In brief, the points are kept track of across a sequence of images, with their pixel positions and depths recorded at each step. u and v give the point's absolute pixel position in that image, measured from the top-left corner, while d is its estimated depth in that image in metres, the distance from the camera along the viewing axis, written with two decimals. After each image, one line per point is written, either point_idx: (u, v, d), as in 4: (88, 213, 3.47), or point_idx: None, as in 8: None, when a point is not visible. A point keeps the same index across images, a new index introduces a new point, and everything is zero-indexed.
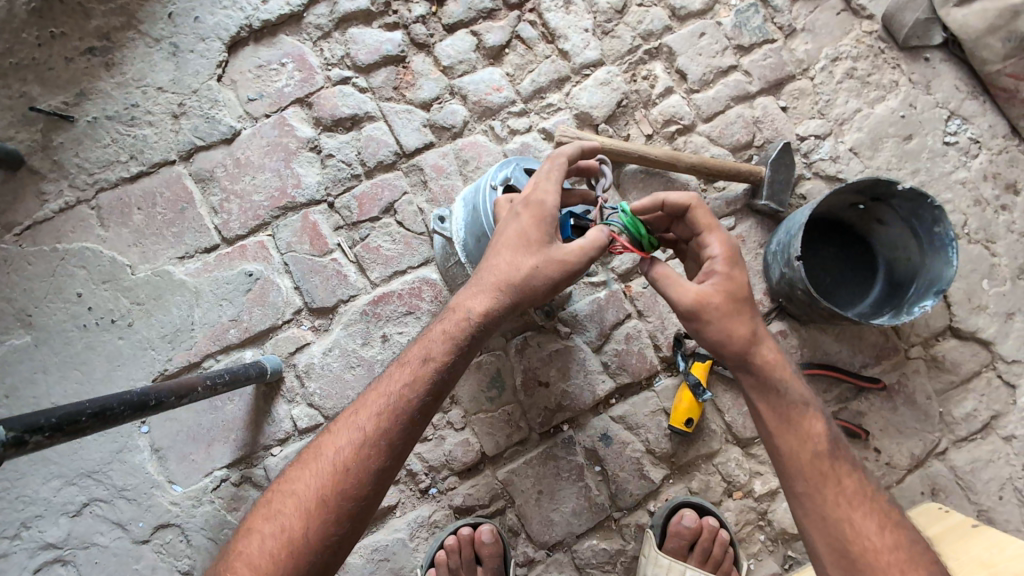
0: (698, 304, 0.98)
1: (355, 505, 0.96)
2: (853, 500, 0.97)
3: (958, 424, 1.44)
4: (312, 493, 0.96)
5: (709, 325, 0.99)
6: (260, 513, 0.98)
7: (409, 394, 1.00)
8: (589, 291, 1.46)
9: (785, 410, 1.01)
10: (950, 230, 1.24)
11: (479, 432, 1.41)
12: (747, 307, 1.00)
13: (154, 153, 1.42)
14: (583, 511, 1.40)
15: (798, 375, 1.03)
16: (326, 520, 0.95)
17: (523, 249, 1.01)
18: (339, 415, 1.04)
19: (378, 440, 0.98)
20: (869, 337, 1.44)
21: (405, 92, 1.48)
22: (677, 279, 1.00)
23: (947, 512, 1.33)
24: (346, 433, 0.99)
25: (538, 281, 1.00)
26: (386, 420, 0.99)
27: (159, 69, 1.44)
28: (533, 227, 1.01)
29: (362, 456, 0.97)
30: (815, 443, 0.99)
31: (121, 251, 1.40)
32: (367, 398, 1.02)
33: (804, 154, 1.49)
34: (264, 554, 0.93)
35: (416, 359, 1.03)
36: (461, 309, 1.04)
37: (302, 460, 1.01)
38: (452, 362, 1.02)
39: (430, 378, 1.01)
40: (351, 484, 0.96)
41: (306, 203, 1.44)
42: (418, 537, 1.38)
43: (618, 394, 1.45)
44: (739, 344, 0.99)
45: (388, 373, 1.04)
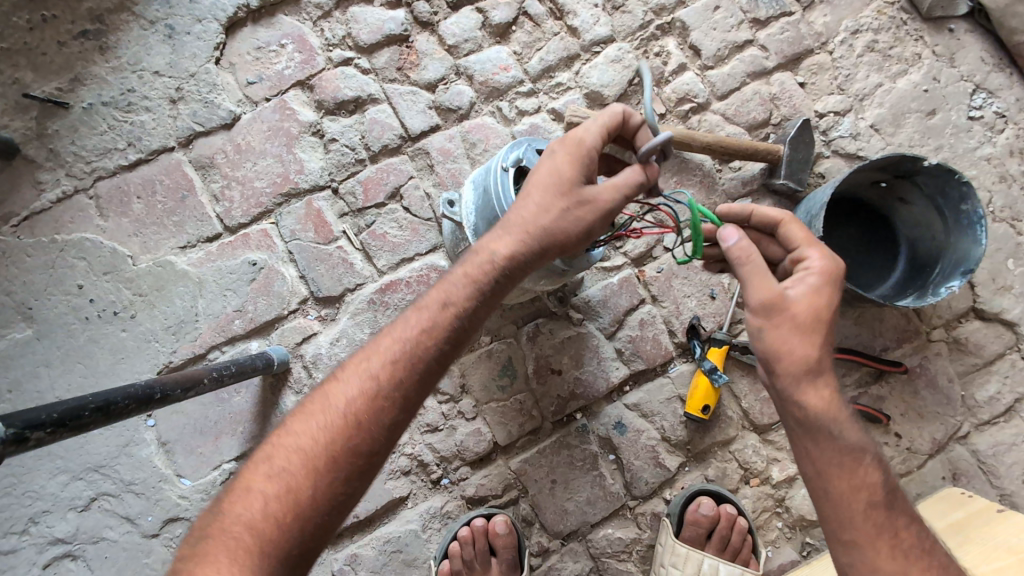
0: (771, 308, 0.90)
1: (366, 460, 0.89)
2: (909, 555, 0.89)
3: (981, 408, 1.41)
4: (319, 445, 0.87)
5: (776, 332, 0.90)
6: (253, 466, 0.89)
7: (425, 341, 0.93)
8: (601, 277, 1.42)
9: (838, 455, 0.90)
10: (978, 208, 1.19)
11: (491, 421, 1.39)
12: (825, 331, 0.91)
13: (152, 140, 1.37)
14: (597, 501, 1.38)
15: (853, 418, 0.92)
16: (335, 477, 0.86)
17: (556, 191, 0.94)
18: (345, 362, 0.95)
19: (393, 389, 0.91)
20: (890, 320, 1.40)
21: (409, 72, 1.43)
22: (763, 271, 0.92)
23: (970, 498, 1.30)
24: (356, 382, 0.91)
25: (570, 223, 0.94)
26: (399, 370, 0.91)
27: (154, 52, 1.39)
28: (566, 164, 0.95)
29: (376, 407, 0.89)
30: (869, 493, 0.90)
31: (121, 241, 1.36)
32: (379, 347, 0.94)
33: (823, 131, 1.44)
34: (268, 513, 0.83)
35: (433, 306, 0.95)
36: (484, 251, 0.96)
37: (303, 409, 0.91)
38: (472, 308, 0.95)
39: (450, 324, 0.94)
40: (364, 436, 0.88)
41: (309, 189, 1.40)
42: (431, 528, 1.37)
43: (632, 380, 1.42)
44: (795, 369, 0.90)
45: (402, 323, 0.96)
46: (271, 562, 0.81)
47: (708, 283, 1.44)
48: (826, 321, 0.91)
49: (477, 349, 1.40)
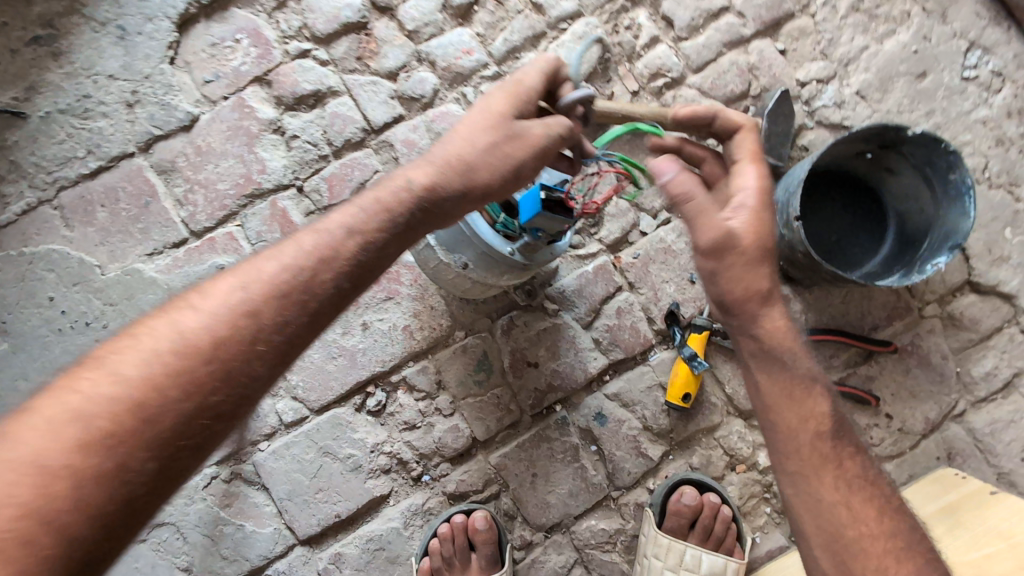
0: (722, 246, 0.85)
1: (221, 424, 0.74)
2: (854, 486, 0.90)
3: (977, 384, 1.35)
4: (159, 401, 0.70)
5: (728, 271, 0.86)
6: (43, 420, 0.67)
7: (323, 273, 0.78)
8: (576, 265, 1.38)
9: (788, 385, 0.91)
10: (966, 177, 1.12)
11: (469, 417, 1.37)
12: (770, 260, 0.87)
13: (112, 146, 1.35)
14: (579, 492, 1.37)
15: (807, 349, 0.92)
16: (179, 446, 0.71)
17: (487, 123, 0.85)
18: (206, 291, 0.77)
19: (272, 334, 0.76)
20: (879, 297, 1.34)
21: (369, 62, 1.38)
22: (705, 207, 0.85)
23: (964, 479, 1.25)
24: (224, 321, 0.74)
25: (498, 159, 0.85)
26: (286, 309, 0.76)
27: (107, 56, 1.35)
28: (496, 96, 0.87)
29: (249, 354, 0.74)
30: (817, 424, 0.90)
31: (89, 251, 1.35)
32: (261, 274, 0.77)
33: (805, 101, 1.35)
34: (76, 480, 0.65)
35: (336, 230, 0.80)
36: (400, 177, 0.84)
37: (135, 349, 0.71)
38: (382, 240, 0.81)
39: (354, 257, 0.80)
40: (228, 392, 0.73)
41: (273, 189, 1.36)
42: (413, 525, 1.37)
43: (612, 370, 1.39)
44: (749, 303, 0.88)
45: (291, 248, 0.79)
46: (68, 554, 0.64)
47: (687, 268, 1.39)
48: (771, 246, 0.87)
49: (452, 345, 1.38)
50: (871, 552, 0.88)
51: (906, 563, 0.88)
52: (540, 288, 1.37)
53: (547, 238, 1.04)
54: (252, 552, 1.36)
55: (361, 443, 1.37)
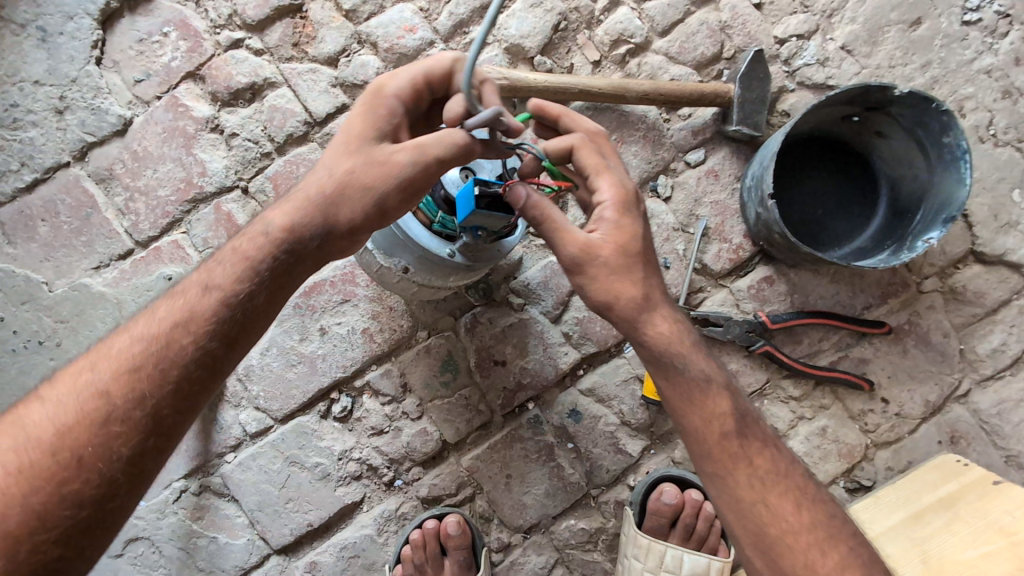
0: (583, 259, 0.81)
1: (88, 509, 0.72)
2: (767, 482, 0.85)
3: (983, 362, 1.24)
4: (9, 498, 0.69)
5: (593, 284, 0.82)
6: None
7: (178, 339, 0.76)
8: (541, 255, 1.31)
9: (684, 390, 0.85)
10: (962, 140, 1.01)
11: (438, 420, 1.32)
12: (642, 263, 0.84)
13: (46, 157, 1.28)
14: (557, 492, 1.31)
15: (698, 347, 0.88)
16: (40, 539, 0.69)
17: (344, 148, 0.81)
18: (64, 375, 0.77)
19: (131, 410, 0.74)
20: (871, 274, 1.24)
21: (306, 48, 1.28)
22: (561, 223, 0.82)
23: (966, 467, 1.14)
24: (76, 404, 0.73)
25: (354, 190, 0.80)
26: (140, 380, 0.74)
27: (31, 60, 1.27)
28: (358, 120, 0.82)
29: (105, 436, 0.72)
30: (722, 424, 0.85)
31: (34, 267, 1.29)
32: (116, 349, 0.76)
33: (785, 60, 1.22)
34: None
35: (193, 290, 0.79)
36: (259, 223, 0.81)
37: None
38: (241, 292, 0.78)
39: (208, 317, 0.77)
40: (89, 477, 0.71)
41: (216, 193, 1.29)
42: (387, 531, 1.33)
43: (586, 364, 1.32)
44: (628, 311, 0.83)
45: (146, 320, 0.78)
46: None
47: None
48: (638, 249, 0.83)
49: (415, 346, 1.31)
50: (794, 545, 0.84)
51: (831, 553, 0.84)
52: (499, 283, 1.30)
53: (490, 235, 0.94)
54: (227, 563, 1.33)
55: (328, 451, 1.32)
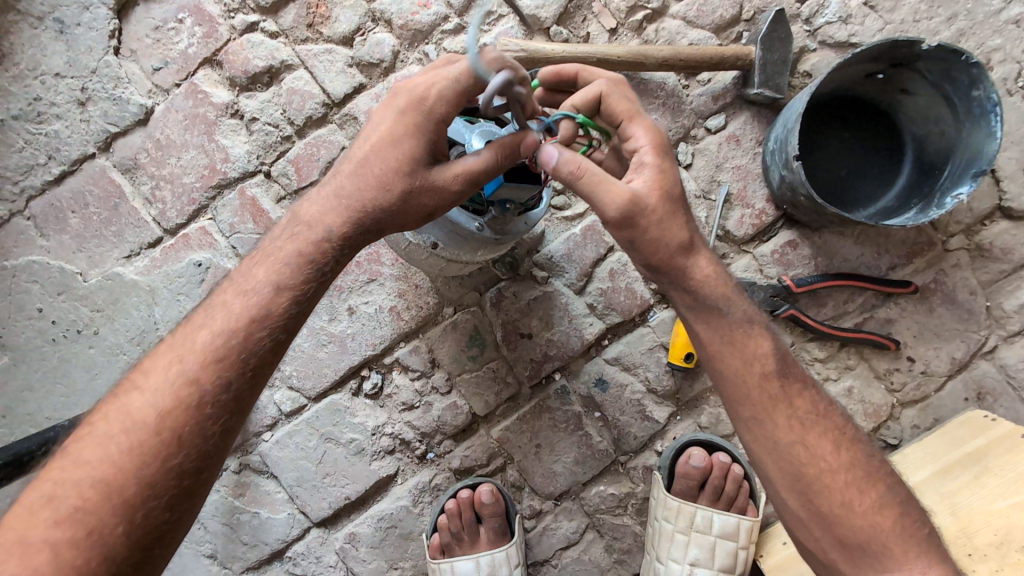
0: (632, 210, 0.79)
1: (190, 479, 0.75)
2: (807, 422, 0.88)
3: (1010, 319, 1.24)
4: (122, 473, 0.72)
5: (642, 234, 0.82)
6: (21, 510, 0.72)
7: (258, 330, 0.78)
8: (563, 228, 1.32)
9: (727, 333, 0.87)
10: (992, 93, 1.00)
11: (467, 393, 1.34)
12: (684, 206, 0.84)
13: (72, 149, 1.30)
14: (586, 460, 1.34)
15: (739, 291, 0.89)
16: (151, 507, 0.73)
17: (395, 163, 0.79)
18: (146, 365, 0.78)
19: (221, 393, 0.77)
20: (897, 234, 1.23)
21: (320, 28, 1.28)
22: (603, 176, 0.79)
23: (992, 422, 1.15)
24: (168, 390, 0.75)
25: (410, 206, 0.81)
26: (228, 368, 0.76)
27: (50, 53, 1.28)
28: (410, 136, 0.79)
29: (199, 418, 0.75)
30: (763, 365, 0.87)
31: (68, 259, 1.33)
32: (195, 343, 0.77)
33: (805, 19, 1.20)
34: (54, 561, 0.69)
35: (264, 288, 0.79)
36: (310, 224, 0.81)
37: (94, 433, 0.74)
38: (310, 290, 0.81)
39: (287, 309, 0.79)
40: (187, 455, 0.75)
41: (240, 178, 1.30)
42: (422, 502, 1.37)
43: (611, 334, 1.33)
44: (671, 257, 0.84)
45: (219, 310, 0.78)
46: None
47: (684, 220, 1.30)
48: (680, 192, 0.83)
49: (442, 323, 1.33)
50: (834, 485, 0.87)
51: (869, 492, 0.88)
52: (523, 257, 1.31)
53: (517, 208, 0.96)
54: (270, 536, 1.38)
55: (362, 427, 1.36)
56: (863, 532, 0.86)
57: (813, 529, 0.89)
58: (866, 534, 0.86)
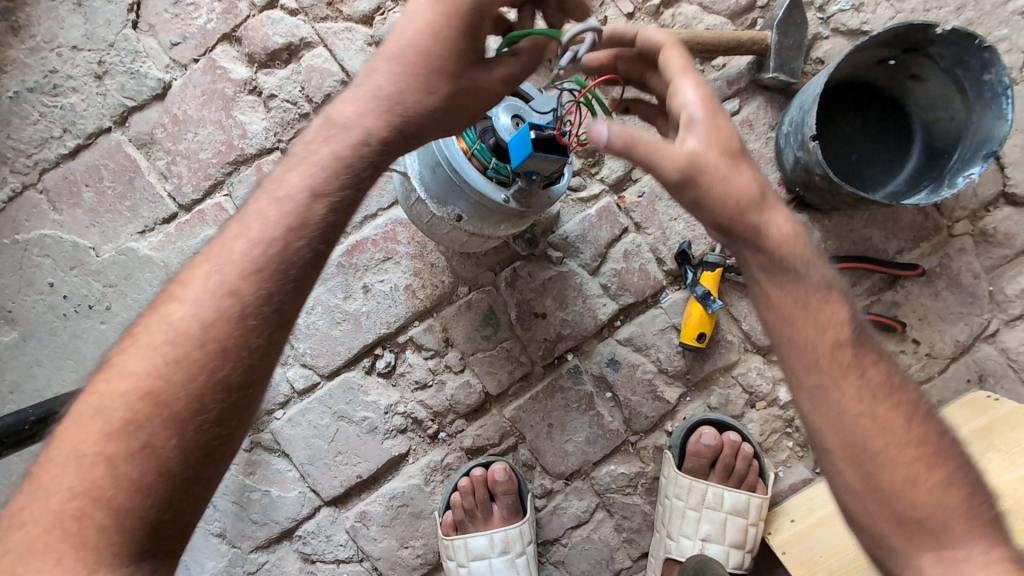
0: (693, 164, 0.75)
1: (239, 392, 0.70)
2: (878, 393, 0.80)
3: (1012, 303, 1.27)
4: (169, 385, 0.67)
5: (709, 195, 0.76)
6: (73, 423, 0.67)
7: (297, 241, 0.74)
8: (578, 209, 1.33)
9: (795, 291, 0.80)
10: (1004, 76, 1.03)
11: (480, 372, 1.35)
12: (749, 161, 0.79)
13: (88, 122, 1.30)
14: (597, 439, 1.35)
15: (816, 253, 0.82)
16: (201, 421, 0.68)
17: (439, 65, 0.79)
18: (181, 279, 0.73)
19: (261, 304, 0.71)
20: (905, 219, 1.27)
21: (341, 7, 1.29)
22: (657, 141, 0.75)
23: (996, 401, 1.18)
24: (203, 301, 0.70)
25: (448, 109, 0.82)
26: (270, 277, 0.72)
27: (68, 26, 1.28)
28: (451, 38, 0.79)
29: (238, 330, 0.70)
30: (837, 332, 0.80)
31: (81, 233, 1.32)
32: (234, 254, 0.72)
33: (819, 7, 1.23)
34: (106, 477, 0.64)
35: (300, 193, 0.75)
36: (349, 127, 0.78)
37: (137, 345, 0.69)
38: (350, 199, 0.77)
39: (327, 219, 0.75)
40: (230, 369, 0.69)
41: (257, 154, 1.30)
42: (433, 481, 1.38)
43: (623, 315, 1.35)
44: (742, 211, 0.78)
45: (255, 221, 0.74)
46: (125, 538, 0.64)
47: None
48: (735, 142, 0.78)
49: (456, 301, 1.35)
50: (899, 463, 0.79)
51: (937, 470, 0.79)
52: (540, 236, 1.32)
53: (541, 181, 0.96)
54: (281, 515, 1.37)
55: (375, 405, 1.36)
56: (924, 510, 0.78)
57: (865, 500, 0.80)
58: (929, 513, 0.78)
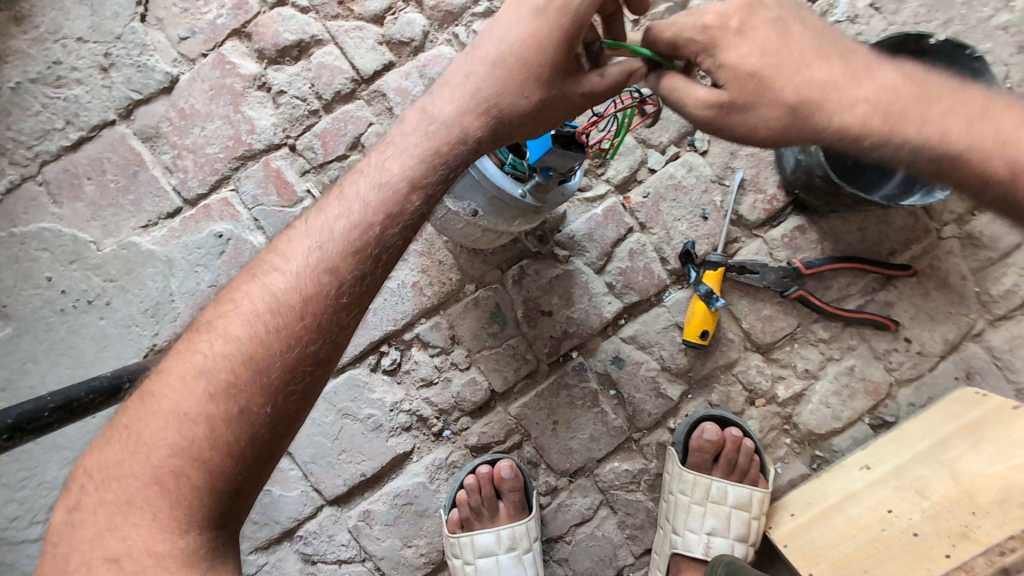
0: (723, 103, 0.78)
1: (322, 368, 0.75)
2: None
3: (996, 303, 1.33)
4: (268, 354, 0.72)
5: (748, 129, 0.79)
6: (175, 380, 0.72)
7: (391, 227, 0.77)
8: (584, 209, 1.36)
9: (932, 148, 0.78)
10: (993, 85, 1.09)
11: (486, 369, 1.36)
12: (779, 70, 0.77)
13: (91, 115, 1.28)
14: (601, 436, 1.37)
15: (910, 112, 0.78)
16: (290, 392, 0.73)
17: (535, 72, 0.77)
18: (278, 249, 0.78)
19: (352, 285, 0.76)
20: (896, 222, 1.33)
21: (352, 6, 1.30)
22: (677, 90, 0.81)
23: (984, 397, 1.22)
24: (305, 273, 0.75)
25: (536, 117, 0.81)
26: (364, 260, 0.76)
27: (74, 18, 1.28)
28: (555, 41, 0.76)
29: (332, 306, 0.75)
30: (979, 167, 0.78)
31: (81, 227, 1.30)
32: (333, 232, 0.76)
33: None
34: (207, 433, 0.69)
35: (399, 182, 0.78)
36: (452, 127, 0.79)
37: (239, 310, 0.74)
38: (439, 193, 0.80)
39: (418, 212, 0.79)
40: (321, 344, 0.74)
41: (265, 150, 1.30)
42: (438, 479, 1.37)
43: (627, 314, 1.37)
44: (804, 125, 0.78)
45: (353, 201, 0.78)
46: (215, 495, 0.69)
47: (699, 204, 1.36)
48: (764, 57, 0.77)
49: (463, 299, 1.36)
50: None
51: None
52: (550, 234, 1.35)
53: (558, 176, 0.98)
54: (282, 515, 1.36)
55: (380, 402, 1.36)
56: None
57: None
58: None
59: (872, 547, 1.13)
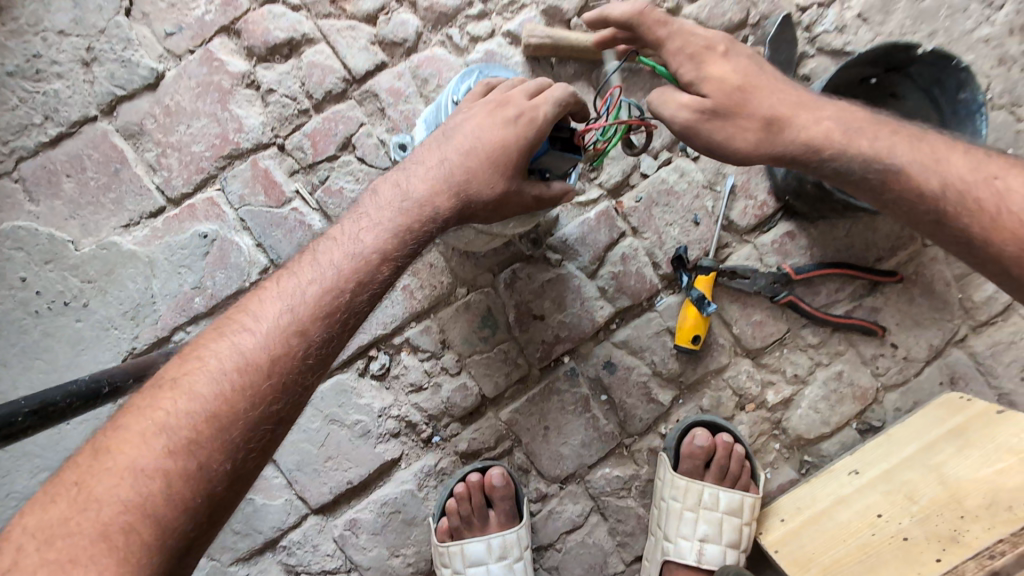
0: (704, 111, 0.89)
1: (280, 428, 0.80)
2: (973, 209, 0.89)
3: (979, 309, 1.35)
4: (233, 412, 0.76)
5: (718, 139, 0.91)
6: (133, 436, 0.73)
7: (360, 293, 0.85)
8: (577, 213, 1.36)
9: (873, 163, 0.92)
10: (978, 94, 1.11)
11: (476, 374, 1.34)
12: (753, 92, 0.90)
13: (72, 110, 1.25)
14: (592, 442, 1.36)
15: (853, 136, 0.93)
16: (249, 450, 0.77)
17: (501, 166, 0.87)
18: (247, 310, 0.83)
19: (317, 348, 0.82)
20: (883, 229, 1.35)
21: (344, 5, 1.29)
22: (663, 96, 0.92)
23: (969, 401, 1.23)
24: (275, 333, 0.80)
25: (495, 205, 0.90)
26: (331, 325, 0.82)
27: (56, 10, 1.24)
28: (520, 145, 0.87)
29: (297, 368, 0.80)
30: (905, 186, 0.92)
31: (59, 225, 1.25)
32: (305, 296, 0.82)
33: (806, 28, 1.31)
34: (164, 489, 0.70)
35: (371, 253, 0.85)
36: (421, 209, 0.87)
37: (205, 367, 0.78)
38: (401, 262, 0.87)
39: (384, 279, 0.86)
40: (284, 403, 0.80)
41: (253, 149, 1.27)
42: (427, 486, 1.35)
43: (619, 318, 1.37)
44: (762, 139, 0.91)
45: (328, 265, 0.84)
46: (163, 553, 0.69)
47: (690, 209, 1.37)
48: (745, 76, 0.90)
49: (454, 303, 1.34)
50: None
51: None
52: (543, 237, 1.34)
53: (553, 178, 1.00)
54: (265, 524, 1.32)
55: (368, 408, 1.33)
56: None
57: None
58: None
59: (864, 552, 1.13)
